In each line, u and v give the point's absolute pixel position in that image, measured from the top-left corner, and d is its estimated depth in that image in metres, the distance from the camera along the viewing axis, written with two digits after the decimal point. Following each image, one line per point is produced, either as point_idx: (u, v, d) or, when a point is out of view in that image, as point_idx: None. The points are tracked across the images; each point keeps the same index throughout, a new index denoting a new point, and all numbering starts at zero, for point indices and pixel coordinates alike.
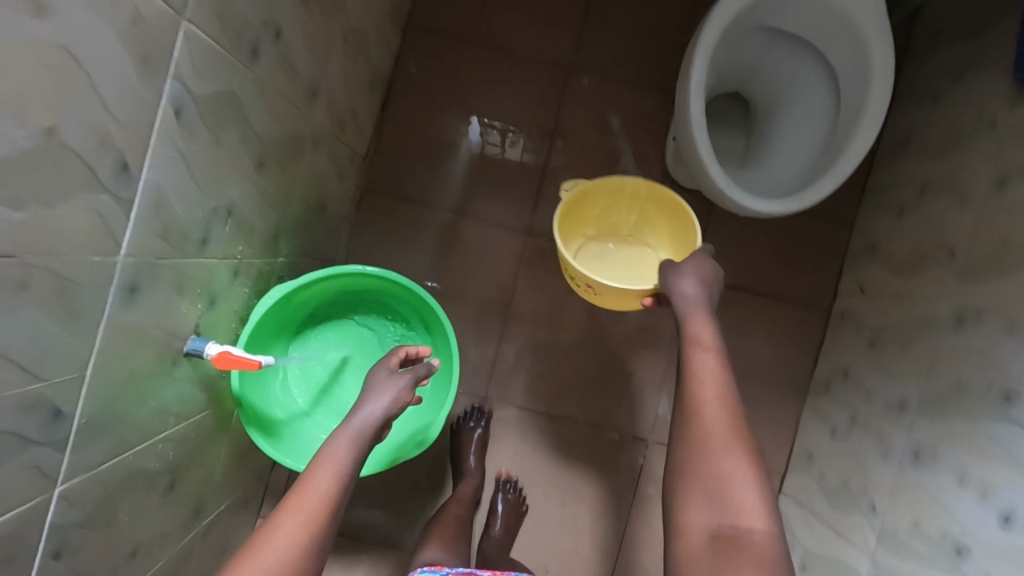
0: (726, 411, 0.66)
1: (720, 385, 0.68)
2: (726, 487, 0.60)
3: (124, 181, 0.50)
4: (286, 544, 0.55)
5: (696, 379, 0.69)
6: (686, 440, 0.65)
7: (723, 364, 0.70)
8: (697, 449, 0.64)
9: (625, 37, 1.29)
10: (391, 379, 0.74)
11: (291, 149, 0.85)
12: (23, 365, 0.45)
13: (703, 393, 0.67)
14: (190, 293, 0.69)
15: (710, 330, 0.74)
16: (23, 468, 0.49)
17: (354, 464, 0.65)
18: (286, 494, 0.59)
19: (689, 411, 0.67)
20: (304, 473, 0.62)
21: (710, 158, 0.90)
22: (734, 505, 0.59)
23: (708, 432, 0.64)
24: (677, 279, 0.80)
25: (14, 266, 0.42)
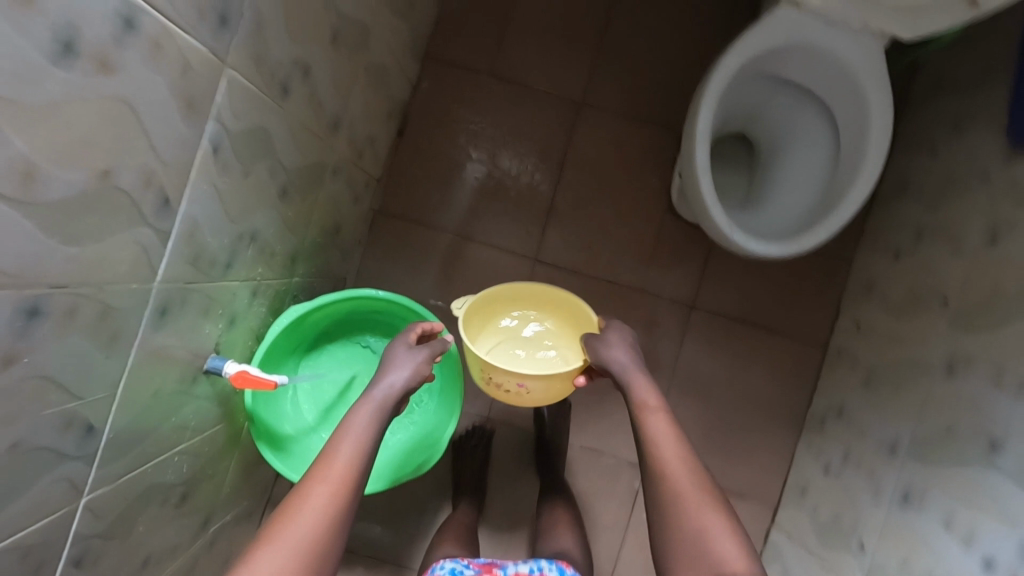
0: (690, 469, 0.70)
1: (677, 446, 0.72)
2: (707, 544, 0.65)
3: (165, 214, 0.54)
4: (319, 514, 0.60)
5: (658, 446, 0.72)
6: (661, 499, 0.69)
7: (673, 421, 0.74)
8: (675, 510, 0.68)
9: (636, 74, 1.34)
10: (409, 353, 0.75)
11: (313, 176, 0.89)
12: (65, 386, 0.49)
13: (662, 456, 0.71)
14: (214, 315, 0.73)
15: (655, 390, 0.77)
16: (58, 481, 0.52)
17: (376, 436, 0.67)
18: (312, 466, 0.62)
19: (657, 476, 0.71)
20: (327, 444, 0.65)
21: (712, 200, 0.94)
22: (718, 555, 0.64)
23: (681, 493, 0.68)
24: (605, 348, 0.81)
25: (64, 295, 0.45)
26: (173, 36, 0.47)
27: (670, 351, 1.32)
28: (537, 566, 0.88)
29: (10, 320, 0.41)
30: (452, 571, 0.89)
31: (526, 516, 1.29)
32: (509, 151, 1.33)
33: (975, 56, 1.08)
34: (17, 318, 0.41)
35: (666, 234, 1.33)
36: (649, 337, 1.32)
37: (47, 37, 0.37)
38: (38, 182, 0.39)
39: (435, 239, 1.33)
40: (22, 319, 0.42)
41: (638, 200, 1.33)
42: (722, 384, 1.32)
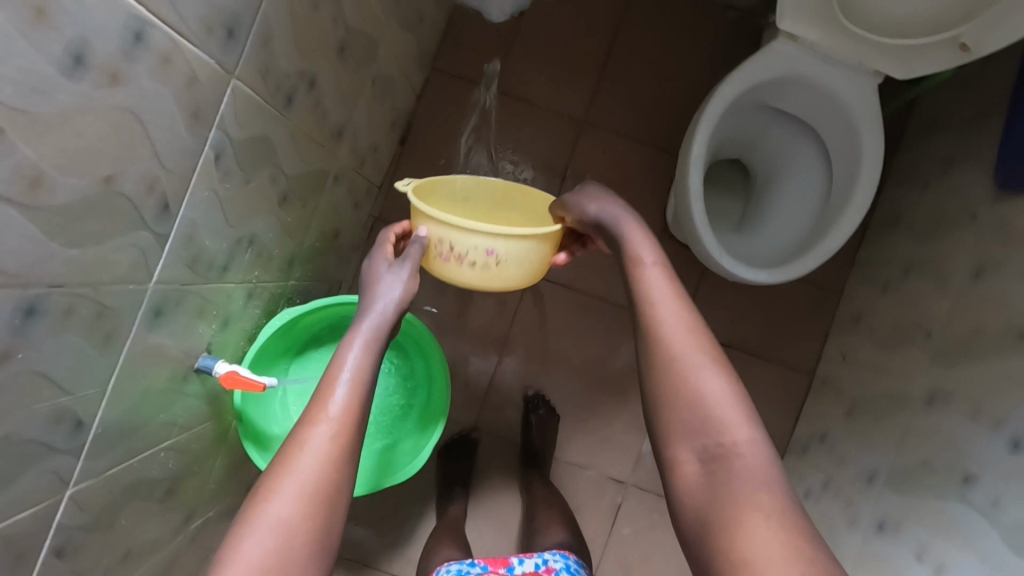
0: (688, 325, 0.64)
1: (675, 304, 0.66)
2: (706, 406, 0.59)
3: (164, 219, 0.56)
4: (323, 454, 0.58)
5: (651, 301, 0.66)
6: (654, 360, 0.63)
7: (672, 278, 0.68)
8: (669, 368, 0.62)
9: (638, 97, 1.36)
10: (393, 275, 0.72)
11: (313, 184, 0.91)
12: (58, 382, 0.50)
13: (659, 314, 0.65)
14: (208, 316, 0.74)
15: (651, 248, 0.71)
16: (45, 473, 0.53)
17: (372, 368, 0.65)
18: (307, 409, 0.60)
19: (650, 330, 0.65)
20: (321, 383, 0.63)
21: (704, 225, 0.95)
22: (716, 418, 0.58)
23: (679, 350, 0.62)
24: (585, 207, 0.77)
25: (62, 294, 0.47)
26: (182, 49, 0.49)
27: None
28: (543, 560, 0.90)
29: (7, 319, 0.42)
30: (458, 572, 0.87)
31: (509, 528, 1.29)
32: (509, 164, 1.36)
33: (969, 97, 1.10)
34: (15, 316, 0.43)
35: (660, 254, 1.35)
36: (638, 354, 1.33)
37: (59, 51, 0.38)
38: (44, 189, 0.41)
39: None
40: (20, 316, 0.43)
41: None
42: None
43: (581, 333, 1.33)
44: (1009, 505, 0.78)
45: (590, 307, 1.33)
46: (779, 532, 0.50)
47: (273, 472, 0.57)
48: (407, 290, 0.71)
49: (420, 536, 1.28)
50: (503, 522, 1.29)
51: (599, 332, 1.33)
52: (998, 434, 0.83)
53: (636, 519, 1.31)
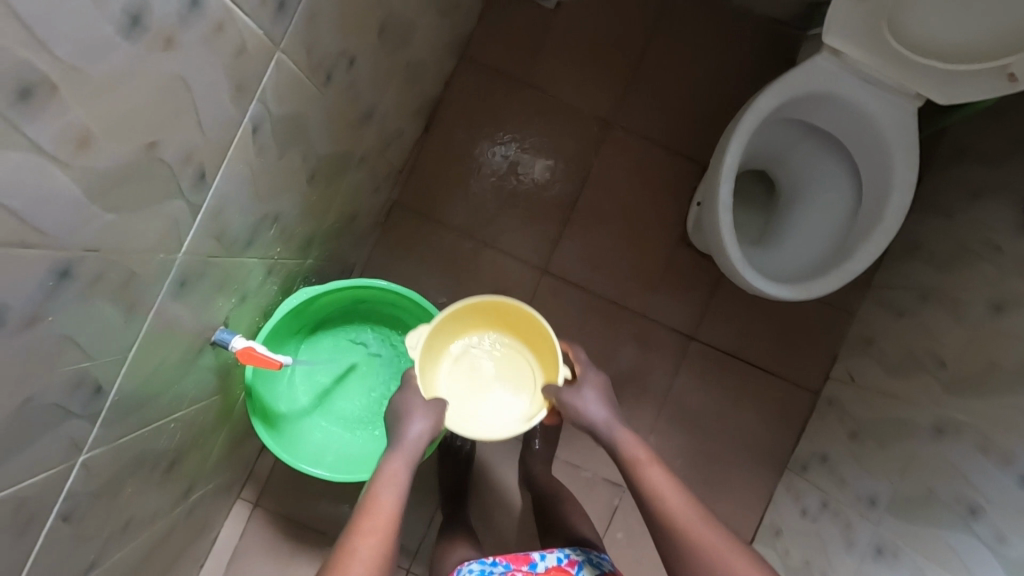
0: (698, 511, 0.71)
1: (680, 493, 0.73)
2: None
3: (199, 188, 0.55)
4: (367, 560, 0.66)
5: (661, 497, 0.72)
6: (678, 548, 0.68)
7: (670, 471, 0.76)
8: (695, 552, 0.67)
9: (666, 101, 1.35)
10: (426, 404, 0.83)
11: (339, 165, 0.89)
12: (83, 346, 0.49)
13: (670, 504, 0.71)
14: (228, 290, 0.73)
15: (641, 445, 0.80)
16: (61, 437, 0.53)
17: (407, 484, 0.76)
18: (356, 520, 0.69)
19: (667, 526, 0.70)
20: (368, 498, 0.72)
21: (730, 236, 0.94)
22: None
23: (698, 535, 0.68)
24: (582, 407, 0.84)
25: (95, 258, 0.46)
26: (234, 18, 0.48)
27: (664, 376, 1.33)
28: (564, 554, 0.93)
29: (42, 281, 0.41)
30: (482, 571, 0.92)
31: (504, 522, 1.29)
32: (532, 160, 1.35)
33: (1002, 131, 1.10)
34: (50, 278, 0.42)
35: (675, 263, 1.34)
36: (642, 359, 1.33)
37: (120, 11, 0.37)
38: (90, 150, 0.40)
39: (446, 237, 1.33)
40: (54, 280, 0.42)
41: (652, 225, 1.34)
42: (711, 417, 1.33)
43: (589, 335, 1.32)
44: (1015, 542, 0.79)
45: (600, 310, 1.33)
46: None
47: None
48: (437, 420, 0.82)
49: (414, 525, 1.28)
50: (497, 518, 1.29)
51: (608, 335, 1.33)
52: (1008, 471, 0.83)
53: (630, 523, 1.31)
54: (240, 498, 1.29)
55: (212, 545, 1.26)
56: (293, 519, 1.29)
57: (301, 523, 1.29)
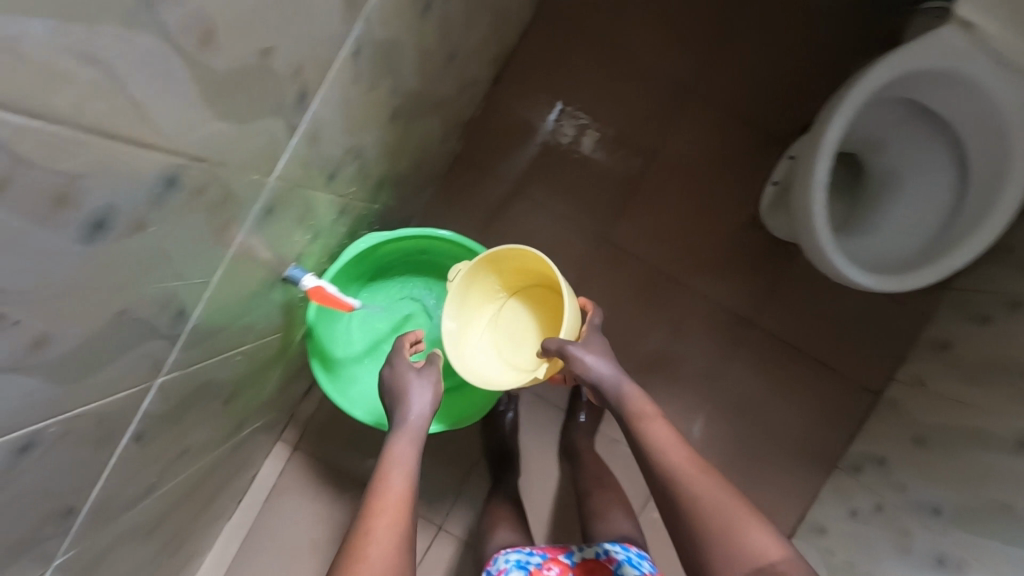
0: (699, 466, 0.71)
1: (681, 447, 0.73)
2: (740, 534, 0.64)
3: (299, 110, 0.52)
4: (386, 540, 0.66)
5: (665, 452, 0.72)
6: (679, 500, 0.69)
7: (671, 427, 0.76)
8: (697, 506, 0.67)
9: (753, 71, 1.27)
10: (422, 375, 0.82)
11: (418, 107, 0.86)
12: (175, 264, 0.47)
13: (670, 459, 0.72)
14: (305, 225, 0.71)
15: (645, 399, 0.79)
16: (143, 356, 0.51)
17: (414, 462, 0.76)
18: (370, 499, 0.69)
19: (670, 482, 0.70)
20: (379, 478, 0.73)
21: (822, 219, 0.89)
22: (752, 545, 0.63)
23: (699, 489, 0.68)
24: (581, 362, 0.80)
25: (200, 169, 0.43)
26: None
27: (719, 362, 1.28)
28: (604, 549, 0.92)
29: (150, 186, 0.39)
30: (519, 562, 0.93)
31: (540, 491, 1.28)
32: (603, 123, 1.29)
33: None
34: (157, 184, 0.39)
35: (744, 244, 1.28)
36: (698, 341, 1.28)
37: None
38: (212, 48, 0.37)
39: (507, 196, 1.29)
40: (161, 186, 0.40)
41: (722, 203, 1.28)
42: (764, 408, 1.28)
43: (645, 310, 1.28)
44: None
45: (659, 285, 1.28)
46: None
47: (348, 558, 0.65)
48: (438, 391, 0.81)
49: (450, 485, 1.27)
50: (532, 486, 1.28)
51: (664, 312, 1.28)
52: None
53: None
54: (281, 440, 1.30)
55: (251, 483, 1.28)
56: (330, 465, 1.29)
57: (337, 470, 1.29)
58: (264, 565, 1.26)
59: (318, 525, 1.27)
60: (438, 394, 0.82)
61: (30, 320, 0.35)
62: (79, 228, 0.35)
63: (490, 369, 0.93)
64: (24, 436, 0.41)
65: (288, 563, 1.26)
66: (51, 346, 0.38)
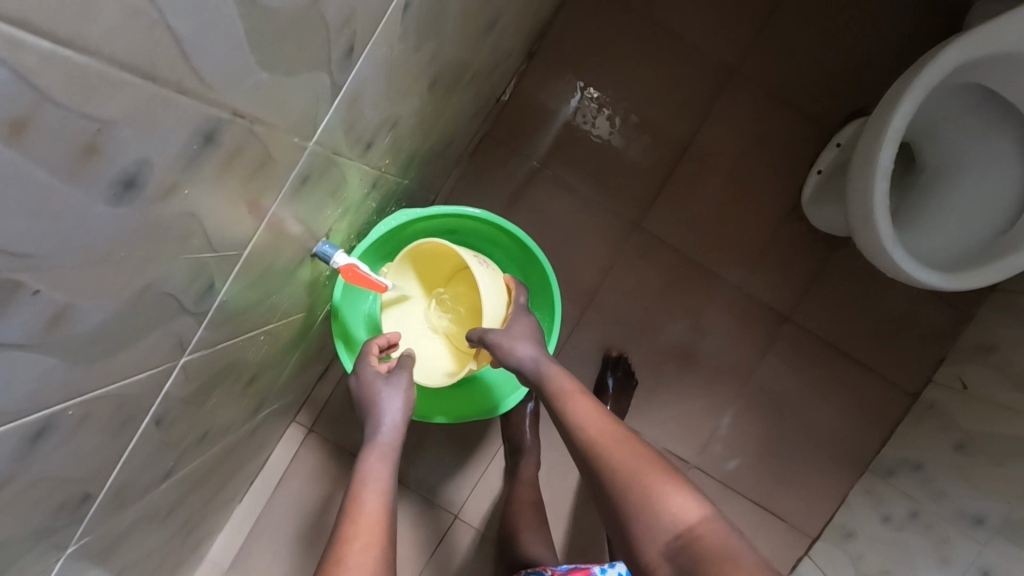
0: (620, 436, 0.64)
1: (602, 419, 0.66)
2: (656, 500, 0.56)
3: (344, 67, 0.47)
4: (368, 564, 0.61)
5: (582, 424, 0.67)
6: (600, 476, 0.62)
7: (594, 401, 0.70)
8: (615, 477, 0.60)
9: (801, 54, 1.21)
10: (392, 385, 0.79)
11: (456, 76, 0.80)
12: (208, 233, 0.43)
13: (590, 433, 0.65)
14: (338, 197, 0.67)
15: (568, 377, 0.74)
16: (168, 335, 0.46)
17: (392, 479, 0.72)
18: (343, 522, 0.64)
19: (591, 458, 0.63)
20: (352, 499, 0.68)
21: (882, 209, 0.84)
22: (669, 512, 0.55)
23: (617, 459, 0.61)
24: (509, 347, 0.78)
25: (240, 127, 0.38)
26: None
27: (749, 358, 1.23)
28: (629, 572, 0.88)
29: (186, 142, 0.34)
30: None
31: (560, 484, 1.24)
32: (639, 103, 1.23)
33: None
34: (194, 141, 0.34)
35: (782, 236, 1.22)
36: (729, 335, 1.23)
37: None
38: None
39: (536, 177, 1.23)
40: (197, 143, 0.35)
41: (761, 192, 1.22)
42: (794, 406, 1.23)
43: (675, 301, 1.23)
44: None
45: (689, 274, 1.23)
46: None
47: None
48: (409, 399, 0.80)
49: (467, 475, 1.23)
50: (551, 477, 1.24)
51: (695, 303, 1.23)
52: None
53: None
54: (295, 423, 1.26)
55: (264, 464, 1.25)
56: (344, 449, 1.26)
57: (352, 455, 1.25)
58: (276, 549, 1.23)
59: (331, 510, 1.24)
60: (410, 404, 0.79)
61: (50, 291, 0.30)
62: (108, 187, 0.30)
63: (436, 360, 0.94)
64: (39, 421, 0.36)
65: (299, 547, 1.23)
66: (72, 321, 0.34)
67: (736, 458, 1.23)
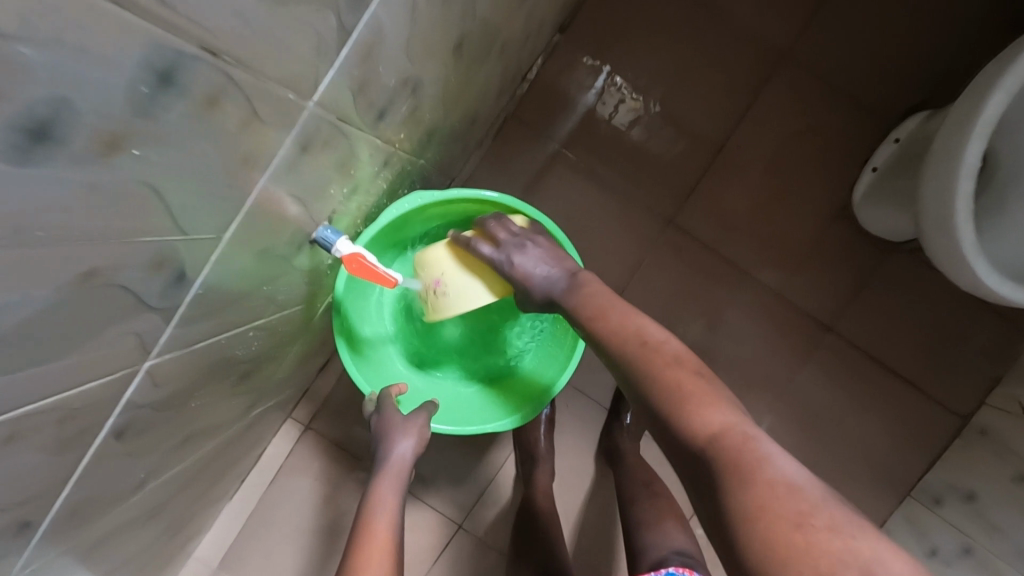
0: (655, 345, 0.60)
1: (637, 328, 0.62)
2: (689, 414, 0.52)
3: (355, 4, 0.37)
4: None
5: (616, 336, 0.62)
6: (636, 387, 0.58)
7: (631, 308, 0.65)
8: (649, 391, 0.56)
9: (860, 38, 1.10)
10: (406, 421, 0.74)
11: (486, 41, 0.70)
12: (172, 210, 0.33)
13: (625, 343, 0.61)
14: (344, 173, 0.57)
15: (599, 288, 0.68)
16: (126, 335, 0.37)
17: (401, 532, 0.66)
18: None
19: (626, 370, 0.60)
20: (356, 553, 0.61)
21: (966, 211, 0.74)
22: (701, 427, 0.51)
23: (651, 372, 0.57)
24: (526, 275, 0.72)
25: (216, 68, 0.29)
26: None
27: (785, 368, 1.13)
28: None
29: (133, 78, 0.25)
30: None
31: (574, 496, 1.15)
32: (678, 85, 1.12)
33: None
34: (143, 79, 0.25)
35: (828, 237, 1.12)
36: (765, 342, 1.13)
37: None
38: None
39: (563, 162, 1.13)
40: (148, 84, 0.26)
41: (808, 188, 1.12)
42: (833, 423, 1.13)
43: (708, 303, 1.13)
44: None
45: (725, 274, 1.13)
46: (782, 513, 0.43)
47: None
48: (423, 438, 0.74)
49: (473, 482, 1.14)
50: (564, 488, 1.15)
51: (730, 306, 1.13)
52: None
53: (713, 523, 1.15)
54: (292, 418, 1.17)
55: (256, 461, 1.16)
56: (344, 449, 1.17)
57: (352, 454, 1.17)
58: (266, 552, 1.15)
59: (328, 512, 1.16)
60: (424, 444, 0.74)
61: None
62: (6, 137, 0.20)
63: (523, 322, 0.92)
64: None
65: (292, 550, 1.15)
66: None
67: None
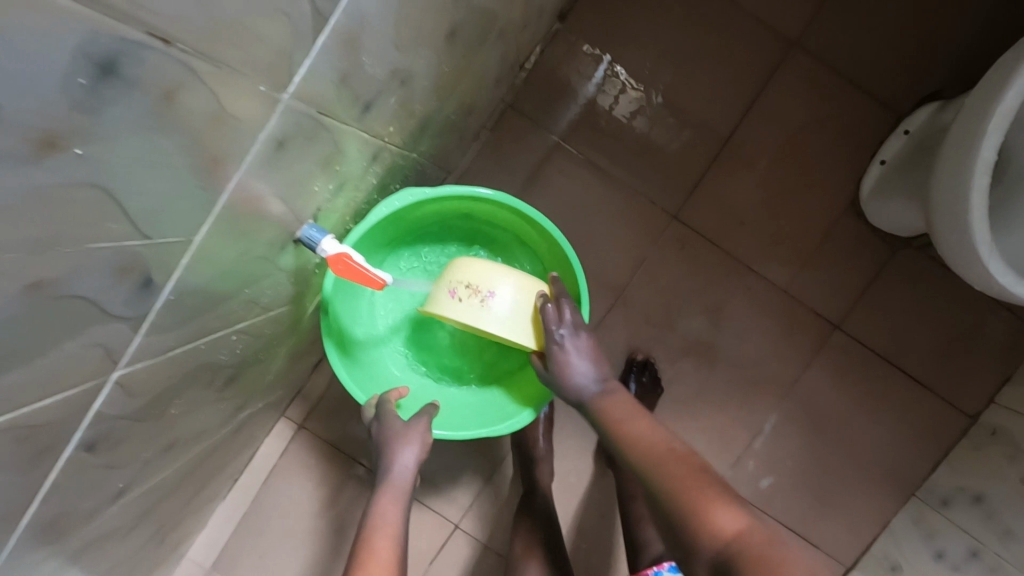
0: (666, 445, 0.61)
1: (650, 431, 0.63)
2: (701, 511, 0.52)
3: None
4: None
5: (629, 436, 0.63)
6: (648, 486, 0.58)
7: (643, 410, 0.66)
8: (661, 488, 0.56)
9: (871, 25, 1.06)
10: (408, 428, 0.71)
11: (481, 29, 0.67)
12: (130, 213, 0.30)
13: (639, 444, 0.62)
14: (330, 170, 0.54)
15: (620, 397, 0.69)
16: (89, 347, 0.35)
17: (403, 546, 0.64)
18: None
19: (638, 468, 0.60)
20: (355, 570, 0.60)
21: (982, 208, 0.71)
22: (715, 525, 0.51)
23: (664, 471, 0.58)
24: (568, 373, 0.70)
25: (169, 58, 0.26)
26: None
27: (790, 367, 1.10)
28: None
29: (67, 71, 0.22)
30: None
31: (573, 496, 1.13)
32: (683, 74, 1.09)
33: None
34: (80, 72, 0.22)
35: (835, 232, 1.09)
36: (769, 340, 1.10)
37: None
38: None
39: (563, 155, 1.10)
40: (87, 77, 0.23)
41: (815, 181, 1.08)
42: (838, 422, 1.10)
43: (711, 300, 1.10)
44: None
45: (729, 270, 1.10)
46: None
47: None
48: (425, 445, 0.71)
49: (471, 482, 1.12)
50: (563, 488, 1.13)
51: (734, 303, 1.10)
52: None
53: None
54: (286, 417, 1.15)
55: (250, 461, 1.14)
56: (339, 448, 1.15)
57: (347, 454, 1.15)
58: (262, 552, 1.14)
59: (324, 512, 1.14)
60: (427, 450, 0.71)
61: None
62: None
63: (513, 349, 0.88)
64: None
65: (287, 551, 1.14)
66: None
67: (769, 477, 1.11)
